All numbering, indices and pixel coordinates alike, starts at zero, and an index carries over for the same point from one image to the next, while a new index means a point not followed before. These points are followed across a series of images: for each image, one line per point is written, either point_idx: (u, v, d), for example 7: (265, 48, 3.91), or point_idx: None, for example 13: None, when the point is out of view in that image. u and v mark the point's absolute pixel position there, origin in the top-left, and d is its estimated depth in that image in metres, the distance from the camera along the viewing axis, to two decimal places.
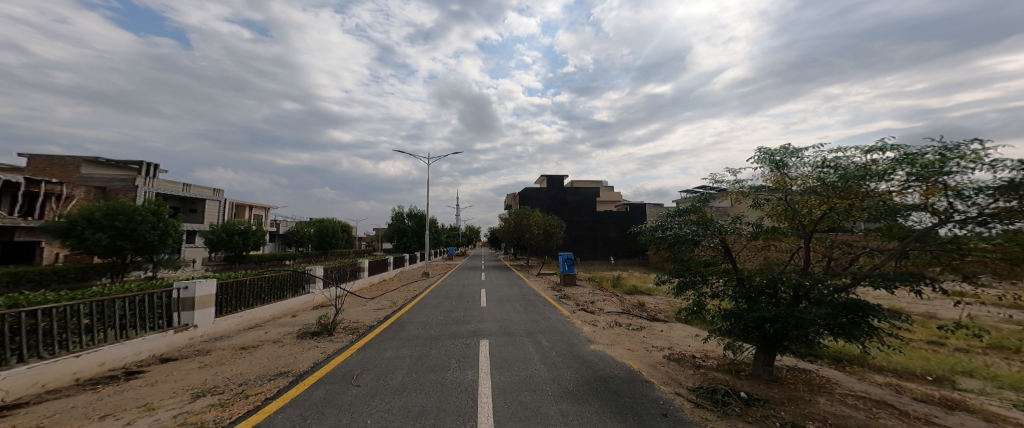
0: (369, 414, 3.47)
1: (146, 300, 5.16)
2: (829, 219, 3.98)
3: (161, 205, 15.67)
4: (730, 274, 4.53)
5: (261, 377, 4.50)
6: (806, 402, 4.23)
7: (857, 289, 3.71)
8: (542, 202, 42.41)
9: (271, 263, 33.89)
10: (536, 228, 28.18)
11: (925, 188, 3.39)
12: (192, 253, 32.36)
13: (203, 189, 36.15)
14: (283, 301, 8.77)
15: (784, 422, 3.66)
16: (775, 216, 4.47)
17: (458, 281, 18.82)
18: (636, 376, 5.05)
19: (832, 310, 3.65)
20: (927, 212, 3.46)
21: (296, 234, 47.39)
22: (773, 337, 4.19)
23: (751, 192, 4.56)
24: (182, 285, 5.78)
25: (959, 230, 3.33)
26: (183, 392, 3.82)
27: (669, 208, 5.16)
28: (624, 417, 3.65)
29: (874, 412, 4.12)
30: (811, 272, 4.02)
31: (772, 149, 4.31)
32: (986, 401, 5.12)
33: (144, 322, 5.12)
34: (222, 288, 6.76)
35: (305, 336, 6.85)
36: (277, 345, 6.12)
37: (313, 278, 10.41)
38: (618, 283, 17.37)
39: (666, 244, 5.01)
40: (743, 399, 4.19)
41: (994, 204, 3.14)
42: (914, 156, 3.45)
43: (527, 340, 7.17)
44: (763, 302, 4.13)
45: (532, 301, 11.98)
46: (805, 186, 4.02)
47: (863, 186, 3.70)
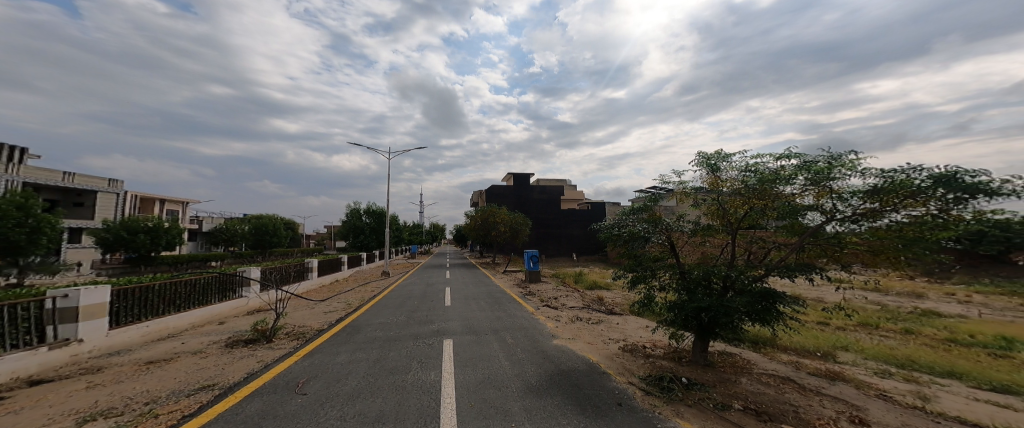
0: (317, 422, 3.22)
1: (6, 312, 4.32)
2: (749, 218, 4.39)
3: (31, 198, 13.35)
4: (675, 268, 4.80)
5: (177, 393, 3.96)
6: (731, 383, 4.65)
7: (770, 280, 4.13)
8: (505, 200, 42.15)
9: (191, 265, 30.50)
10: (502, 225, 27.98)
11: (817, 191, 3.86)
12: (75, 255, 27.91)
13: (95, 180, 31.26)
14: (206, 307, 7.84)
15: (717, 403, 3.97)
16: (711, 215, 4.80)
17: (420, 280, 18.19)
18: (594, 368, 5.20)
19: (755, 299, 4.04)
20: (818, 212, 3.93)
21: (226, 232, 43.07)
22: (707, 325, 4.54)
23: (693, 192, 4.89)
24: (60, 293, 4.93)
25: (840, 227, 3.84)
26: (63, 418, 3.24)
27: (625, 207, 5.35)
28: (583, 408, 3.74)
29: (782, 387, 4.63)
30: (735, 264, 4.41)
31: (709, 154, 4.63)
32: (857, 371, 6.00)
33: (3, 339, 4.27)
34: (121, 295, 5.87)
35: (235, 345, 6.17)
36: (197, 357, 5.44)
37: (246, 281, 9.46)
38: (579, 279, 17.81)
39: (620, 241, 5.22)
40: (684, 384, 4.48)
41: (863, 205, 3.68)
42: (811, 163, 3.90)
43: (492, 338, 7.10)
44: (700, 292, 4.45)
45: (498, 299, 11.83)
46: (733, 188, 4.40)
47: (774, 189, 4.13)
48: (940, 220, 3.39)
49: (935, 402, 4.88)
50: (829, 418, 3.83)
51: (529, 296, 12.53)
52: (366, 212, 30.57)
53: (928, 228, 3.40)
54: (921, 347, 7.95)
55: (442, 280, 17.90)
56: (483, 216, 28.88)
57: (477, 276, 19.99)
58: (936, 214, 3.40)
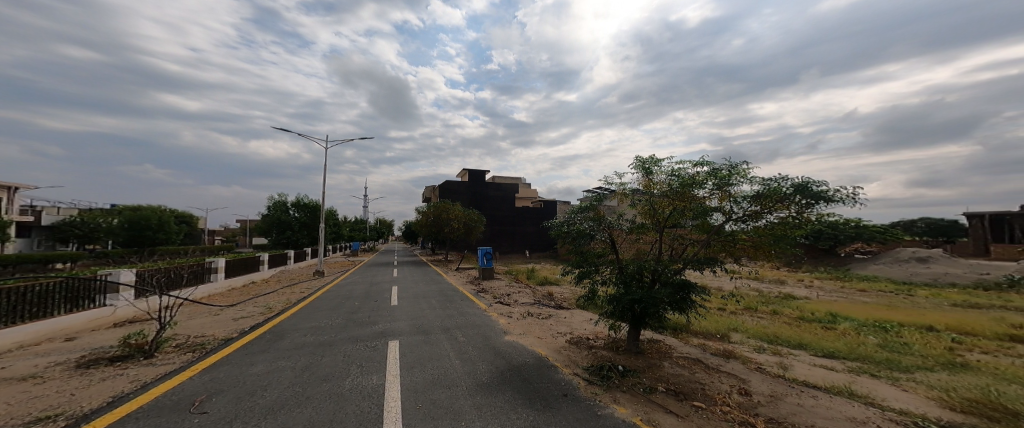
0: None
1: None
2: (672, 217, 4.90)
3: None
4: (615, 263, 5.13)
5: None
6: (657, 367, 5.22)
7: (687, 272, 4.71)
8: (460, 196, 40.88)
9: (33, 266, 24.55)
10: (456, 221, 26.93)
11: (721, 194, 4.47)
12: None
13: None
14: (46, 321, 6.46)
15: (648, 388, 4.57)
16: (645, 214, 5.15)
17: (366, 279, 16.94)
18: (543, 362, 5.57)
19: (674, 290, 4.60)
20: (721, 212, 4.54)
21: (95, 228, 35.74)
22: (639, 316, 5.00)
23: (630, 193, 5.24)
24: None
25: (736, 225, 4.48)
26: None
27: (574, 205, 5.62)
28: (532, 400, 4.19)
29: (695, 368, 5.31)
30: (661, 259, 4.88)
31: (644, 159, 5.05)
32: (743, 349, 7.03)
33: None
34: None
35: (90, 365, 5.14)
36: (30, 383, 4.44)
37: (109, 288, 8.02)
38: (531, 275, 18.09)
39: (568, 237, 5.50)
40: (620, 370, 5.03)
41: (752, 208, 4.32)
42: (718, 170, 4.51)
43: (442, 337, 6.95)
44: (635, 286, 4.82)
45: (450, 297, 11.50)
46: (661, 190, 4.90)
47: (691, 192, 4.70)
48: (800, 220, 4.20)
49: (790, 369, 5.95)
50: (730, 393, 4.59)
51: (483, 293, 12.35)
52: (294, 204, 25.99)
53: (789, 227, 4.24)
54: (782, 324, 9.60)
55: (390, 279, 16.88)
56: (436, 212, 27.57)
57: (428, 274, 19.20)
58: (797, 216, 4.15)
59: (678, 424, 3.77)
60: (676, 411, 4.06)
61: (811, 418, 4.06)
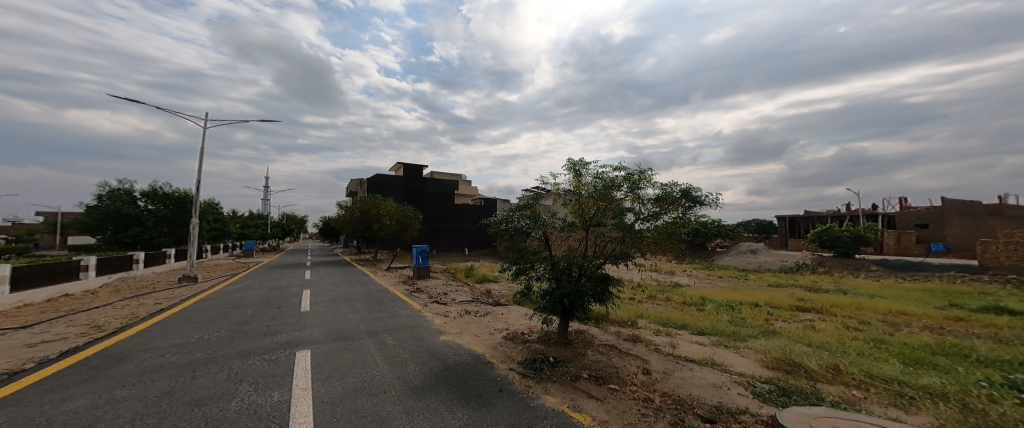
0: None
1: None
2: (596, 217, 4.41)
3: None
4: (549, 260, 4.47)
5: None
6: (580, 356, 4.77)
7: (607, 266, 4.31)
8: (394, 191, 36.37)
9: None
10: (387, 218, 21.11)
11: (632, 196, 4.27)
12: None
13: None
14: None
15: (579, 377, 4.12)
16: (575, 213, 4.55)
17: (268, 280, 13.70)
18: (479, 359, 4.67)
19: (597, 283, 4.12)
20: (634, 213, 4.28)
21: None
22: (570, 310, 4.44)
23: (564, 193, 4.59)
24: None
25: (644, 224, 4.30)
26: None
27: (511, 203, 4.93)
28: (466, 398, 3.45)
29: (616, 355, 5.01)
30: (582, 253, 4.38)
31: (572, 159, 4.49)
32: (645, 332, 7.19)
33: None
34: None
35: None
36: None
37: None
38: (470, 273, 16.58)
39: (503, 235, 4.75)
40: (551, 362, 4.48)
41: (655, 210, 4.23)
42: (632, 175, 4.31)
43: (368, 342, 5.42)
44: (567, 280, 4.21)
45: (380, 298, 9.54)
46: (588, 191, 4.41)
47: (611, 194, 4.33)
48: (686, 221, 4.27)
49: (678, 347, 6.28)
50: (637, 373, 4.44)
51: (416, 293, 10.63)
52: (148, 194, 20.33)
53: (677, 226, 4.27)
54: (673, 309, 10.35)
55: (299, 279, 13.85)
56: (362, 207, 21.70)
57: (346, 272, 16.37)
58: (682, 217, 4.20)
59: (601, 408, 3.43)
60: (596, 394, 3.72)
61: (689, 387, 4.18)
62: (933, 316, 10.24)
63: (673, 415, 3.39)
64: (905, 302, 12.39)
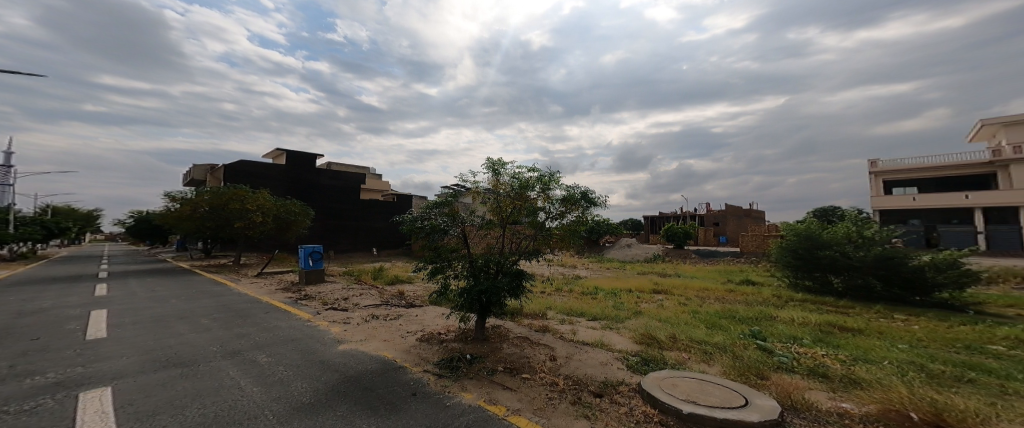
0: None
1: None
2: (512, 215, 4.84)
3: None
4: (467, 258, 4.79)
5: None
6: (495, 350, 5.17)
7: (521, 262, 4.86)
8: (273, 182, 27.32)
9: None
10: (259, 215, 16.56)
11: (544, 196, 4.79)
12: None
13: None
14: None
15: (494, 370, 4.53)
16: (494, 211, 4.90)
17: (13, 302, 9.51)
18: (389, 364, 4.64)
19: (512, 278, 4.71)
20: (545, 212, 4.81)
21: None
22: (487, 306, 4.85)
23: (483, 191, 4.88)
24: None
25: (552, 222, 4.86)
26: None
27: (428, 200, 5.00)
28: (374, 407, 3.48)
29: (528, 346, 5.50)
30: (499, 251, 4.83)
31: (491, 159, 4.79)
32: (553, 322, 7.97)
33: None
34: None
35: None
36: None
37: None
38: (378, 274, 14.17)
39: (420, 233, 4.86)
40: (468, 359, 4.79)
41: (561, 208, 4.82)
42: (543, 176, 4.82)
43: (224, 365, 4.63)
44: (484, 277, 4.66)
45: (244, 311, 7.99)
46: (506, 189, 4.78)
47: (525, 194, 4.77)
48: (584, 220, 4.98)
49: (577, 333, 7.16)
50: (545, 360, 5.01)
51: (303, 301, 8.79)
52: None
53: (578, 225, 4.94)
54: (578, 299, 11.64)
55: (83, 298, 10.09)
56: (216, 201, 16.43)
57: (180, 283, 12.89)
58: (582, 216, 4.90)
59: (514, 397, 3.86)
60: (510, 385, 4.15)
61: (586, 368, 4.90)
62: (719, 289, 13.92)
63: (574, 394, 3.99)
64: (709, 280, 16.32)
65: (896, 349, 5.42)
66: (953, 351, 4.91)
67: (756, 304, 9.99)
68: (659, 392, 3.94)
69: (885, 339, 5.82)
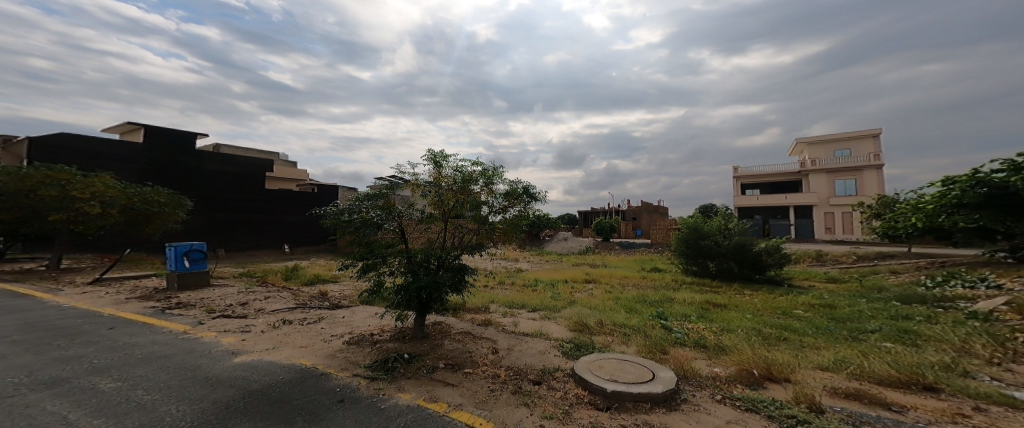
0: None
1: None
2: (455, 209, 4.60)
3: None
4: (404, 253, 4.44)
5: None
6: (437, 347, 4.78)
7: (463, 257, 4.68)
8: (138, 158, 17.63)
9: None
10: (98, 205, 10.55)
11: (488, 190, 4.60)
12: None
13: None
14: None
15: (434, 369, 4.17)
16: (435, 205, 4.60)
17: None
18: (306, 373, 4.13)
19: (454, 273, 4.48)
20: (489, 207, 4.63)
21: None
22: (427, 302, 4.58)
23: (422, 184, 4.56)
24: None
25: (496, 217, 4.69)
26: None
27: (358, 191, 4.55)
28: (291, 418, 3.09)
29: (472, 342, 5.16)
30: (440, 246, 4.62)
31: (432, 150, 4.45)
32: (496, 315, 7.90)
33: None
34: None
35: None
36: None
37: None
38: (291, 276, 12.48)
39: (351, 228, 4.39)
40: (405, 359, 4.35)
41: (504, 204, 4.66)
42: (487, 170, 4.60)
43: (44, 390, 3.42)
44: (423, 274, 4.37)
45: (71, 324, 6.03)
46: (449, 183, 4.50)
47: (468, 187, 4.53)
48: (526, 214, 4.89)
49: (519, 324, 7.20)
50: (487, 354, 4.79)
51: (174, 310, 7.11)
52: None
53: (520, 219, 4.84)
54: (520, 292, 11.89)
55: None
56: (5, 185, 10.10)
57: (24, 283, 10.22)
58: (524, 211, 4.79)
59: (456, 393, 3.67)
60: (452, 382, 3.91)
61: (528, 360, 4.75)
62: (636, 276, 15.48)
63: (515, 385, 3.91)
64: (633, 269, 17.78)
65: (746, 318, 6.69)
66: (777, 316, 6.15)
67: (659, 288, 11.40)
68: (589, 376, 3.94)
69: (739, 311, 7.07)
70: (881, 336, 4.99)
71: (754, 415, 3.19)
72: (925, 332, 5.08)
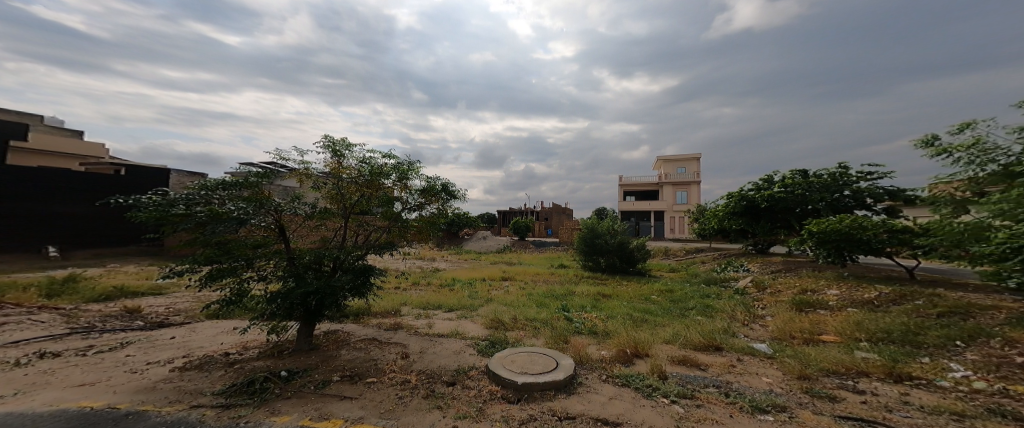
0: None
1: None
2: (360, 204, 4.53)
3: None
4: (283, 254, 4.07)
5: None
6: (332, 358, 4.50)
7: (369, 258, 4.41)
8: None
9: None
10: None
11: (401, 186, 4.58)
12: None
13: None
14: None
15: (322, 384, 3.86)
16: (330, 199, 4.56)
17: None
18: (94, 418, 3.18)
19: (356, 275, 4.19)
20: (402, 203, 4.63)
21: None
22: (315, 309, 4.30)
23: (314, 174, 4.43)
24: None
25: (411, 213, 4.72)
26: None
27: (206, 180, 3.88)
28: None
29: (372, 348, 5.02)
30: (342, 246, 4.39)
31: (334, 138, 4.29)
32: (408, 318, 7.81)
33: None
34: None
35: None
36: None
37: None
38: (60, 292, 7.59)
39: (191, 224, 3.63)
40: (283, 377, 3.92)
41: (419, 201, 4.71)
42: (400, 165, 4.54)
43: None
44: (310, 277, 4.07)
45: None
46: (351, 176, 4.41)
47: (378, 181, 4.47)
48: (444, 212, 5.01)
49: (433, 326, 7.20)
50: (395, 360, 4.67)
51: None
52: None
53: (437, 217, 4.96)
54: (435, 292, 11.80)
55: None
56: None
57: None
58: (441, 208, 4.92)
59: (354, 406, 3.47)
60: (351, 393, 3.69)
61: (442, 361, 4.78)
62: (546, 273, 16.53)
63: (427, 388, 3.88)
64: (544, 266, 18.89)
65: (622, 304, 7.87)
66: (639, 302, 7.34)
67: (570, 282, 12.26)
68: (505, 372, 4.11)
69: (623, 300, 8.09)
70: (693, 310, 6.37)
71: (627, 388, 3.79)
72: (717, 306, 6.62)
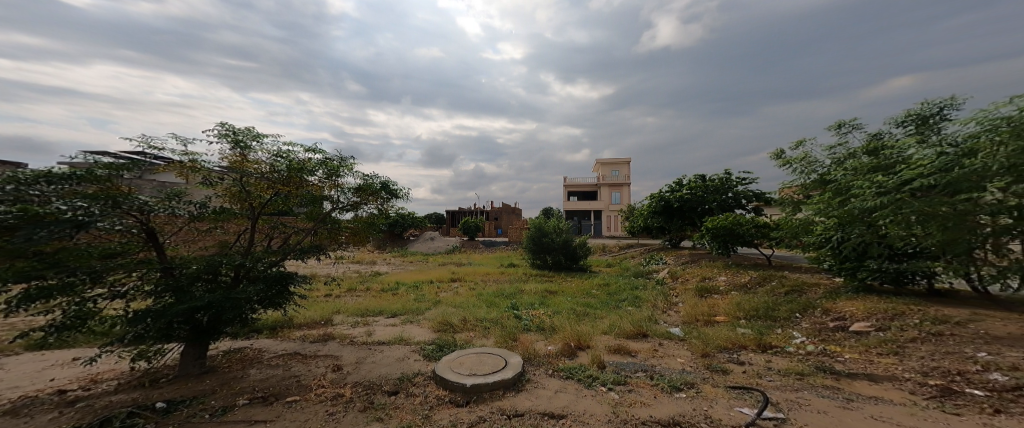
0: None
1: None
2: (273, 203, 4.26)
3: None
4: (154, 264, 3.39)
5: None
6: (235, 381, 4.06)
7: (286, 264, 4.16)
8: None
9: None
10: None
11: (328, 183, 4.37)
12: None
13: None
14: None
15: (215, 411, 3.42)
16: (227, 197, 4.11)
17: None
18: None
19: (271, 283, 3.91)
20: (331, 202, 4.45)
21: None
22: (206, 326, 3.79)
23: (203, 167, 3.77)
24: None
25: (343, 213, 4.55)
26: None
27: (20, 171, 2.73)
28: None
29: (288, 365, 4.67)
30: (252, 251, 4.06)
31: (233, 127, 3.76)
32: (343, 327, 7.49)
33: None
34: None
35: None
36: None
37: None
38: None
39: None
40: (159, 409, 3.39)
41: (352, 199, 4.53)
42: (328, 160, 4.30)
43: None
44: (197, 290, 3.55)
45: None
46: (260, 171, 3.92)
47: (299, 177, 4.11)
48: (384, 211, 4.88)
49: (373, 334, 6.96)
50: (325, 373, 4.46)
51: None
52: None
53: (375, 217, 4.84)
54: (374, 298, 11.32)
55: None
56: None
57: None
58: (381, 207, 4.78)
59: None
60: (265, 416, 3.39)
61: (381, 370, 4.66)
62: (496, 272, 16.64)
63: (364, 400, 3.79)
64: (492, 265, 19.00)
65: (568, 300, 8.22)
66: (584, 296, 7.78)
67: (517, 280, 12.50)
68: (451, 374, 4.14)
69: (569, 296, 8.45)
70: (625, 302, 6.86)
71: (570, 380, 4.00)
72: (643, 296, 7.24)
